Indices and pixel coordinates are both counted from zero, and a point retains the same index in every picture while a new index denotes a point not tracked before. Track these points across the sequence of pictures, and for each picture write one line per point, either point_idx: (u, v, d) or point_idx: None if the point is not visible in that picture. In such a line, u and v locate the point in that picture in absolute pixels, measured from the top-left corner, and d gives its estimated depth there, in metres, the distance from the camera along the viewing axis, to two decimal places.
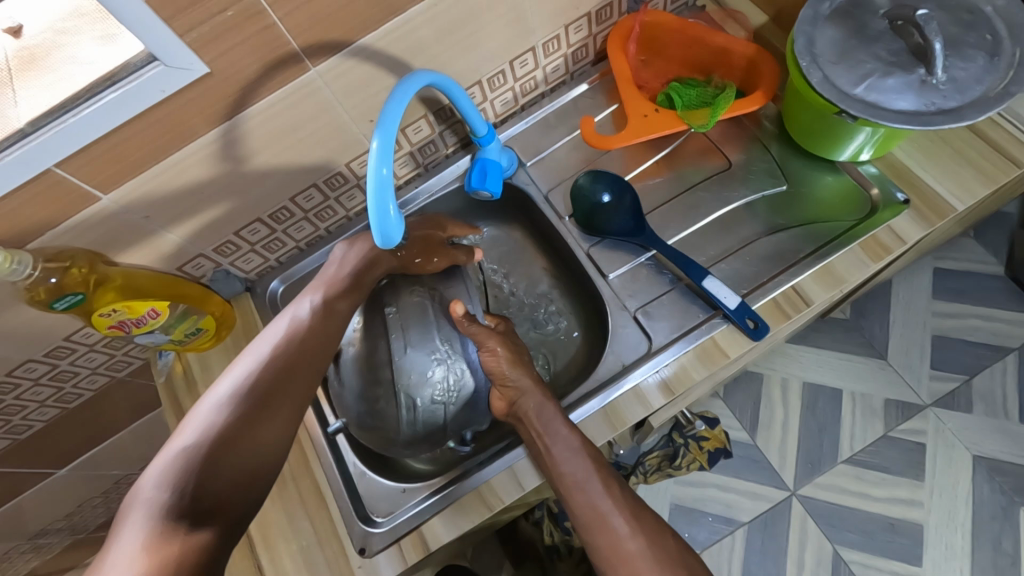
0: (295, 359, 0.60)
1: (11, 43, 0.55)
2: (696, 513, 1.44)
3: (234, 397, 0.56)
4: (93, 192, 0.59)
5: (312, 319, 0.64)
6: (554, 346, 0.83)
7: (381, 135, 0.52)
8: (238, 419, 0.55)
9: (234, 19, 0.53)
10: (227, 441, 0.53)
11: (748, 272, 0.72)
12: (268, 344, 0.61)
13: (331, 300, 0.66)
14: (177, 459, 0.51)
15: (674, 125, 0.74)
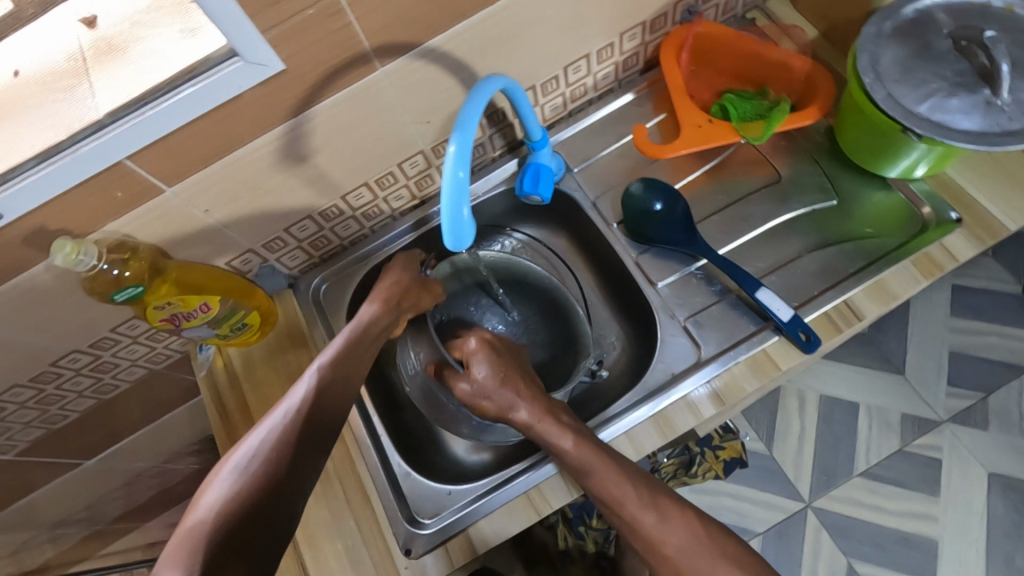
0: (314, 430, 0.59)
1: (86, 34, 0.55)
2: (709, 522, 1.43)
3: (254, 469, 0.54)
4: (158, 184, 0.59)
5: (331, 386, 0.62)
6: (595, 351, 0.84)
7: (459, 138, 0.52)
8: (259, 495, 0.53)
9: (314, 17, 0.53)
10: (246, 521, 0.51)
11: (799, 285, 0.73)
12: (287, 411, 0.59)
13: (347, 365, 0.64)
14: (185, 538, 0.50)
15: (728, 136, 0.74)
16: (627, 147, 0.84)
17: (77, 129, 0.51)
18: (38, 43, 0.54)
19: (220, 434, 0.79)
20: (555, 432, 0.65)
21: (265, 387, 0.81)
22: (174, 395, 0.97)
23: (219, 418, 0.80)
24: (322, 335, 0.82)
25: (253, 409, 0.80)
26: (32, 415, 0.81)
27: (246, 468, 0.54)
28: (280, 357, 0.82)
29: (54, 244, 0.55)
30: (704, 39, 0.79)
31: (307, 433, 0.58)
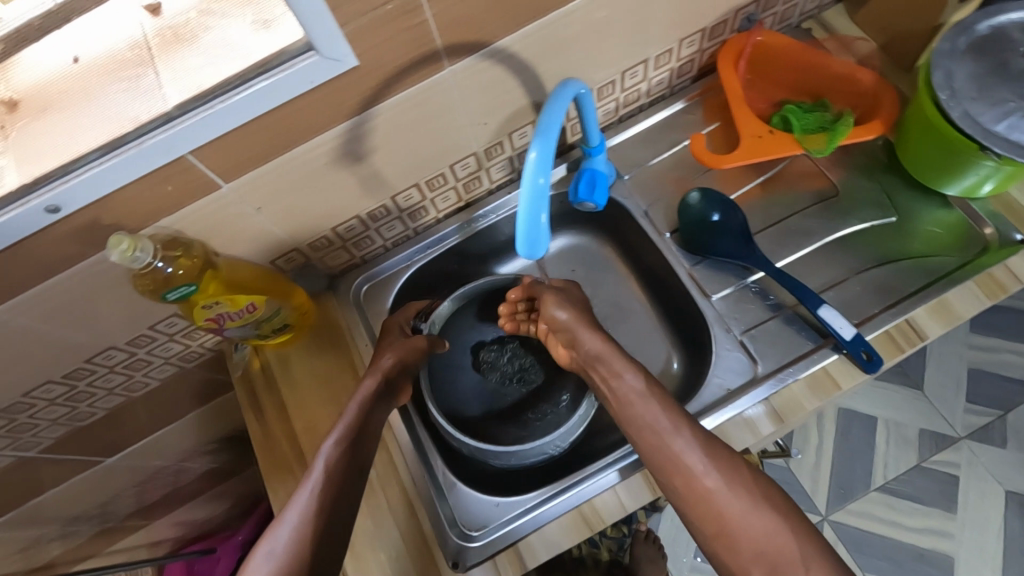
0: (337, 505, 0.59)
1: (148, 20, 0.52)
2: None
3: (285, 553, 0.54)
4: (217, 179, 0.57)
5: (345, 462, 0.61)
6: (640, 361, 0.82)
7: (541, 143, 0.50)
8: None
9: (392, 12, 0.51)
10: None
11: (859, 302, 0.71)
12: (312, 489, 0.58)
13: (355, 439, 0.63)
14: None
15: (790, 148, 0.73)
16: (679, 155, 0.82)
17: (144, 120, 0.49)
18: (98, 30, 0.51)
19: (257, 437, 0.77)
20: (619, 361, 0.65)
21: (303, 391, 0.78)
22: (201, 394, 0.94)
23: (256, 421, 0.78)
24: (363, 338, 0.80)
25: (291, 413, 0.77)
26: (60, 412, 0.79)
27: (278, 552, 0.54)
28: (319, 360, 0.79)
29: (111, 239, 0.53)
30: (765, 48, 0.78)
31: (332, 510, 0.58)
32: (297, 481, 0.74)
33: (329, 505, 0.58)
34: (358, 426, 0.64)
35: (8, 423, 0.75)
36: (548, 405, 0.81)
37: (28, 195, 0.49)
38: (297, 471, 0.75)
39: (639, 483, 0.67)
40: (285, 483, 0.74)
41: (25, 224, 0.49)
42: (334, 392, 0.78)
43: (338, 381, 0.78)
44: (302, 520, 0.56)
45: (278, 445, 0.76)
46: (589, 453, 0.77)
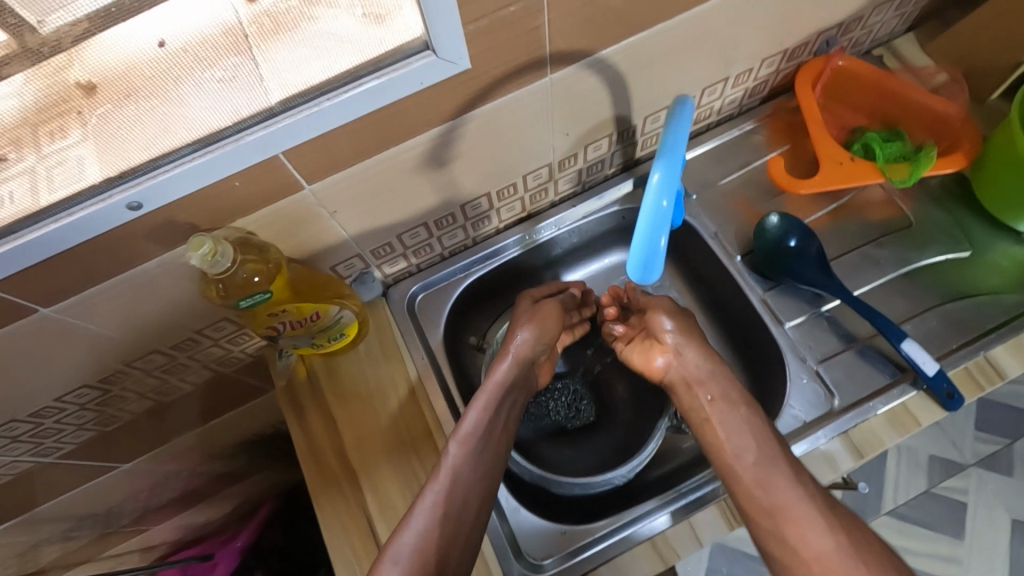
0: (456, 517, 0.58)
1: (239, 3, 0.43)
2: (740, 553, 1.24)
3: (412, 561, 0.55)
4: (301, 181, 0.53)
5: (472, 467, 0.60)
6: None
7: (666, 165, 0.47)
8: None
9: (514, 15, 0.48)
10: None
11: (938, 337, 0.70)
12: (440, 488, 0.58)
13: (486, 443, 0.61)
14: None
15: (871, 176, 0.72)
16: (748, 176, 0.81)
17: (245, 116, 0.46)
18: (184, 11, 0.41)
19: (302, 451, 0.71)
20: None
21: (353, 403, 0.73)
22: (229, 400, 0.89)
23: (299, 430, 0.72)
24: (418, 350, 0.75)
25: (340, 425, 0.72)
26: (87, 416, 0.73)
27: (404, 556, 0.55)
28: (372, 370, 0.75)
29: (191, 240, 0.49)
30: (843, 73, 0.77)
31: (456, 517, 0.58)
32: (347, 498, 0.69)
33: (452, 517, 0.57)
34: (484, 428, 0.62)
35: (33, 427, 0.69)
36: (604, 433, 0.77)
37: (112, 189, 0.45)
38: (345, 488, 0.69)
39: (714, 517, 0.64)
40: (333, 501, 0.68)
41: (103, 220, 0.46)
42: (388, 405, 0.73)
43: (391, 394, 0.73)
44: (426, 530, 0.56)
45: (326, 458, 0.71)
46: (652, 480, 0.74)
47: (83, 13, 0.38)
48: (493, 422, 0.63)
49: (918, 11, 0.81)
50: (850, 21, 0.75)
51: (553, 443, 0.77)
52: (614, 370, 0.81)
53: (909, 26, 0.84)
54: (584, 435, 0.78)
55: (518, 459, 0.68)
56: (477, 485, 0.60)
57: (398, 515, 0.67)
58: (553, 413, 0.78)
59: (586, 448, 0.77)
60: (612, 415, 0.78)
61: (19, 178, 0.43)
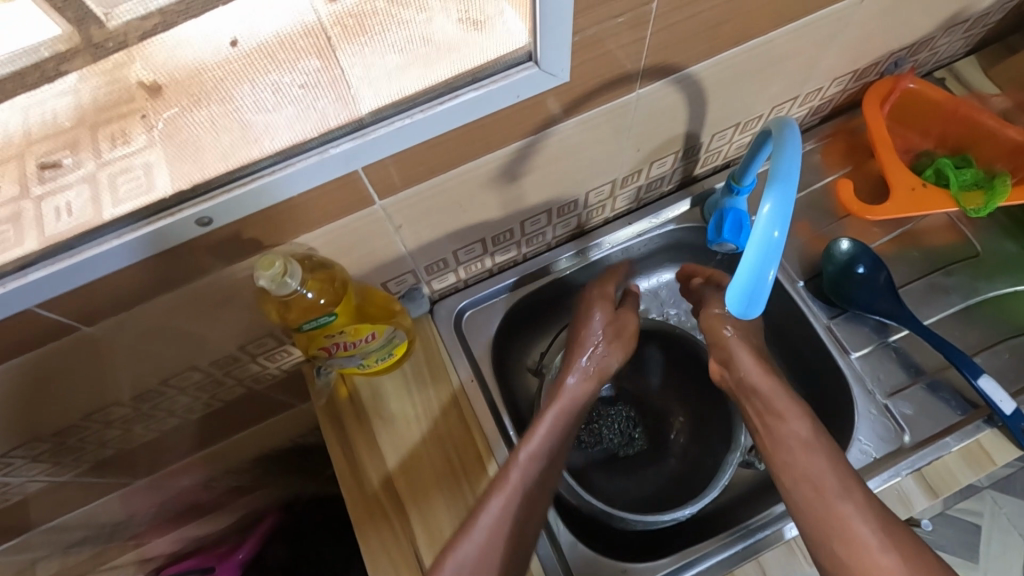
0: (522, 524, 0.59)
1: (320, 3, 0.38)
2: None
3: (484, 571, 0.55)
4: (373, 196, 0.49)
5: (538, 483, 0.61)
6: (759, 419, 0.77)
7: (778, 193, 0.44)
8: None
9: (620, 25, 0.45)
10: None
11: (1008, 372, 0.68)
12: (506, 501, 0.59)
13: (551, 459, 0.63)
14: None
15: (945, 204, 0.69)
16: (808, 198, 0.78)
17: (332, 126, 0.43)
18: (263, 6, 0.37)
19: (346, 479, 0.67)
20: (781, 406, 0.61)
21: (400, 429, 0.69)
22: (256, 416, 0.84)
23: (343, 456, 0.68)
24: (468, 372, 0.71)
25: (386, 452, 0.68)
26: (112, 434, 0.68)
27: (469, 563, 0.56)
28: (419, 393, 0.71)
29: (261, 260, 0.44)
30: (912, 95, 0.75)
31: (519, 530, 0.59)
32: (395, 531, 0.64)
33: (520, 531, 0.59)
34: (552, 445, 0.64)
35: (54, 446, 0.64)
36: (658, 466, 0.76)
37: (182, 205, 0.41)
38: (393, 520, 0.65)
39: (784, 553, 0.62)
40: (380, 532, 0.64)
41: (171, 235, 0.42)
42: (436, 430, 0.69)
43: (440, 418, 0.70)
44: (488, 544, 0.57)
45: (371, 487, 0.66)
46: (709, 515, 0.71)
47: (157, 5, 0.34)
48: (563, 435, 0.65)
49: (983, 34, 0.79)
50: (921, 42, 0.73)
51: (603, 470, 0.75)
52: (671, 398, 0.78)
53: (971, 49, 0.82)
54: (636, 463, 0.76)
55: (581, 491, 0.64)
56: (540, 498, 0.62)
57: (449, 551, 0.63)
58: (606, 440, 0.76)
59: (639, 478, 0.75)
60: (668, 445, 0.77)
61: (78, 186, 0.39)
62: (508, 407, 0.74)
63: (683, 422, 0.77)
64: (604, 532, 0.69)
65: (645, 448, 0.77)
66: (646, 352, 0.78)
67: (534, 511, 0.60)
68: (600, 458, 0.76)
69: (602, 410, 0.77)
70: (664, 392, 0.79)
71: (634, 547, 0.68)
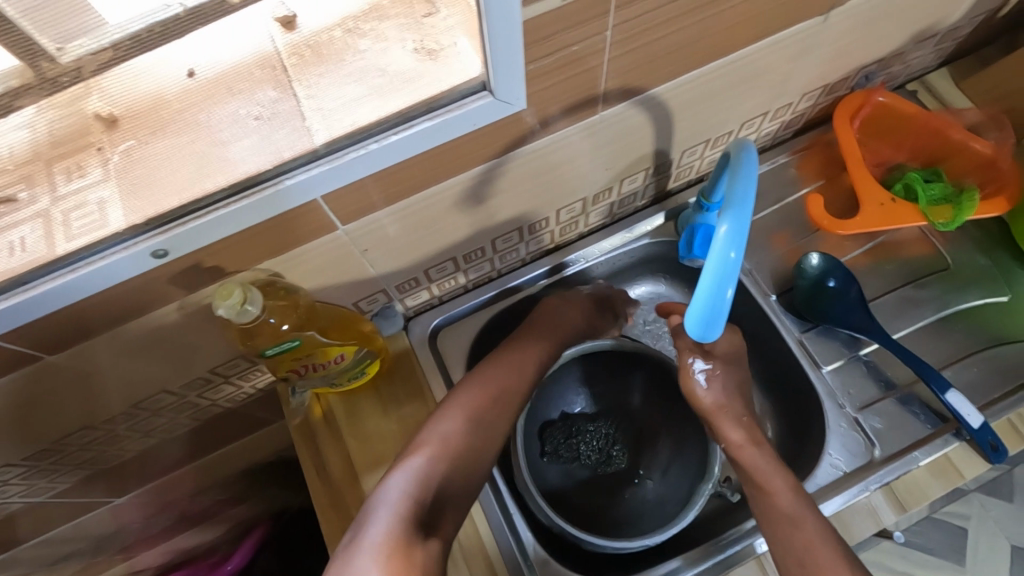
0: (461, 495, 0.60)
1: (278, 35, 0.42)
2: None
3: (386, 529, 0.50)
4: (335, 222, 0.49)
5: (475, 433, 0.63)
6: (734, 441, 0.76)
7: (734, 215, 0.44)
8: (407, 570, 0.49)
9: (575, 53, 0.45)
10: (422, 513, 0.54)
11: (978, 385, 0.68)
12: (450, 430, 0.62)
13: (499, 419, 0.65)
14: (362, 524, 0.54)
15: (914, 219, 0.70)
16: (782, 211, 0.79)
17: (286, 159, 0.41)
18: (224, 41, 0.42)
19: (321, 499, 0.68)
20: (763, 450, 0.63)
21: (375, 450, 0.69)
22: (234, 433, 0.84)
23: (316, 475, 0.69)
24: (442, 388, 0.72)
25: (360, 474, 0.68)
26: (86, 456, 0.68)
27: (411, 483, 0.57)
28: (397, 413, 0.71)
29: (219, 289, 0.45)
30: (883, 109, 0.75)
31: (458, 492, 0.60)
32: None
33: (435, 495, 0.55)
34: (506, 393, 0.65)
35: (27, 470, 0.64)
36: (637, 483, 0.75)
37: (137, 237, 0.40)
38: None
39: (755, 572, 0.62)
40: None
41: (125, 268, 0.41)
42: None
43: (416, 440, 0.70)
44: None
45: (346, 507, 0.67)
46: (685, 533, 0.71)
47: (110, 40, 0.36)
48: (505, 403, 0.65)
49: (954, 47, 0.80)
50: (891, 57, 0.73)
51: (581, 486, 0.75)
52: (652, 416, 0.78)
53: (943, 61, 0.82)
54: (614, 480, 0.76)
55: (551, 512, 0.64)
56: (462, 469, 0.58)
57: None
58: (583, 456, 0.76)
59: (617, 494, 0.75)
60: (647, 464, 0.76)
61: (31, 222, 0.39)
62: None
63: (665, 440, 0.77)
64: (576, 550, 0.69)
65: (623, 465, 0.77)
66: (635, 370, 0.77)
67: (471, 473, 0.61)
68: (577, 476, 0.76)
69: (581, 426, 0.77)
70: (645, 409, 0.78)
71: (606, 564, 0.69)
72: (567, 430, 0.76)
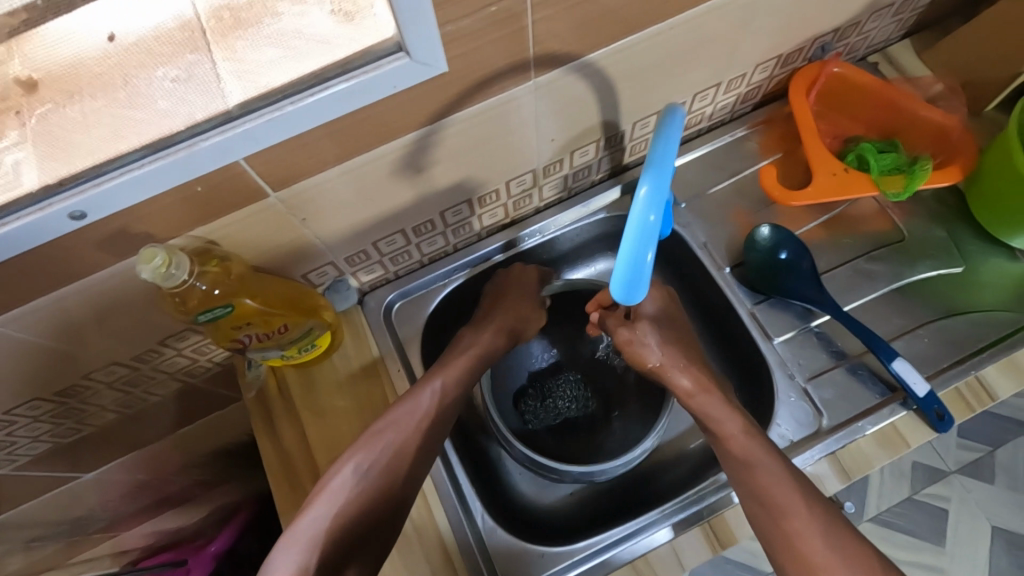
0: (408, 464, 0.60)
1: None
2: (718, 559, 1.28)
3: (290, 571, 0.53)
4: (265, 189, 0.50)
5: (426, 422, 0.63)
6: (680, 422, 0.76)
7: (654, 176, 0.44)
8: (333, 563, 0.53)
9: (495, 16, 0.45)
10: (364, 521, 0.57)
11: (930, 355, 0.68)
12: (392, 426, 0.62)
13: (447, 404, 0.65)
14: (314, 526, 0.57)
15: (865, 189, 0.70)
16: (739, 185, 0.78)
17: (200, 120, 0.42)
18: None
19: (275, 472, 0.68)
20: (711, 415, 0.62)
21: (327, 422, 0.70)
22: (196, 410, 0.85)
23: (269, 446, 0.69)
24: (394, 361, 0.72)
25: (315, 448, 0.69)
26: (44, 429, 0.69)
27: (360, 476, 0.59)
28: (349, 386, 0.71)
29: (143, 252, 0.45)
30: (839, 80, 0.74)
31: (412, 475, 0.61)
32: None
33: (337, 552, 0.55)
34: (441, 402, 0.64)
35: None
36: (604, 431, 0.78)
37: (51, 198, 0.41)
38: None
39: (698, 540, 0.63)
40: None
41: (43, 230, 0.42)
42: (364, 422, 0.70)
43: (368, 410, 0.70)
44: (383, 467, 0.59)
45: (302, 484, 0.67)
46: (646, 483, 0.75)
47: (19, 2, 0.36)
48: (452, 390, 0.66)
49: (915, 18, 0.79)
50: (847, 27, 0.72)
51: (555, 437, 0.77)
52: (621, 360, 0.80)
53: (907, 32, 0.81)
54: (588, 428, 0.78)
55: (545, 461, 0.66)
56: (366, 518, 0.57)
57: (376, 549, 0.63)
58: (561, 412, 0.76)
59: (591, 442, 0.78)
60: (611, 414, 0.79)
61: None
62: None
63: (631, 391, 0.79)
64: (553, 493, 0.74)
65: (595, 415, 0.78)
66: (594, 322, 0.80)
67: (417, 445, 0.61)
68: (540, 444, 0.77)
69: (554, 384, 0.77)
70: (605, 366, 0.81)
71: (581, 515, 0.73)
72: (539, 392, 0.76)
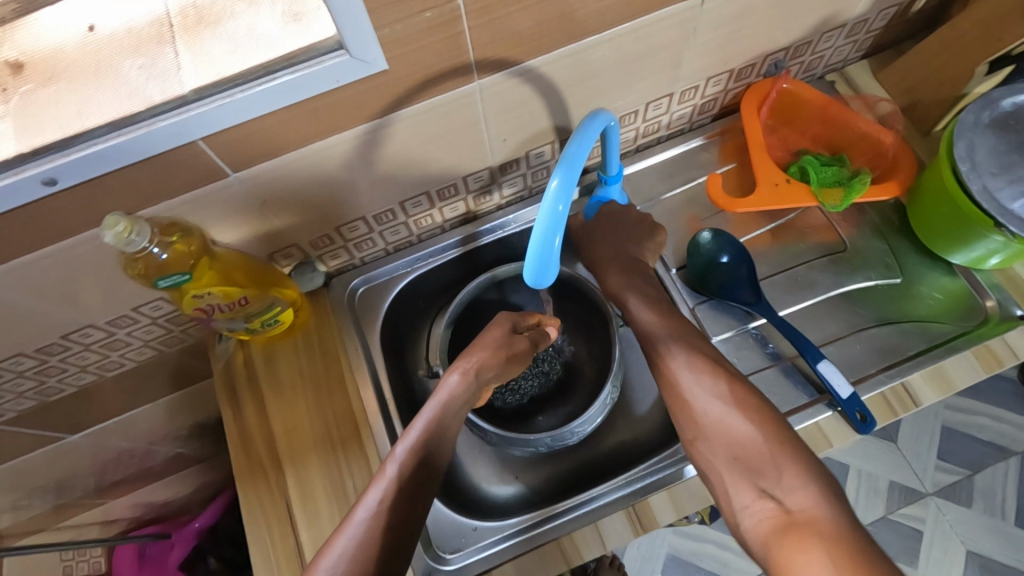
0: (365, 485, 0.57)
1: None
2: (690, 567, 1.31)
3: None
4: (224, 168, 0.55)
5: (407, 492, 0.55)
6: (625, 414, 0.79)
7: (565, 170, 0.48)
8: None
9: (430, 20, 0.49)
10: None
11: (859, 361, 0.71)
12: (371, 507, 0.54)
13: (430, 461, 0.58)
14: None
15: (805, 200, 0.73)
16: (691, 191, 0.82)
17: (157, 102, 0.48)
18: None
19: (232, 436, 0.73)
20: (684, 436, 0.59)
21: (286, 392, 0.75)
22: (174, 379, 0.91)
23: (230, 410, 0.74)
24: (354, 342, 0.77)
25: (272, 415, 0.74)
26: (27, 385, 0.74)
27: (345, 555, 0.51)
28: (307, 360, 0.76)
29: (107, 219, 0.50)
30: (789, 95, 0.78)
31: (392, 551, 0.53)
32: (270, 485, 0.70)
33: None
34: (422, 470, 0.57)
35: None
36: (558, 410, 0.80)
37: (26, 164, 0.47)
38: (267, 472, 0.71)
39: (621, 521, 0.66)
40: (256, 486, 0.70)
41: (16, 194, 0.47)
42: (318, 396, 0.74)
43: (323, 386, 0.75)
44: (365, 535, 0.52)
45: (256, 448, 0.72)
46: (592, 469, 0.77)
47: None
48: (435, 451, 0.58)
49: (871, 41, 0.82)
50: (799, 45, 0.75)
51: (518, 415, 0.80)
52: (584, 341, 0.82)
53: (864, 54, 0.85)
54: (545, 405, 0.81)
55: (491, 429, 0.70)
56: None
57: (313, 523, 0.68)
58: (524, 390, 0.78)
59: (548, 419, 0.80)
60: (567, 392, 0.81)
61: None
62: (389, 374, 0.79)
63: (589, 373, 0.81)
64: (512, 463, 0.77)
65: (551, 393, 0.81)
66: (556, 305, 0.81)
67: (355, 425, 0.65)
68: (504, 418, 0.79)
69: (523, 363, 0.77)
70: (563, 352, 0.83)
71: (534, 492, 0.76)
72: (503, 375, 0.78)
